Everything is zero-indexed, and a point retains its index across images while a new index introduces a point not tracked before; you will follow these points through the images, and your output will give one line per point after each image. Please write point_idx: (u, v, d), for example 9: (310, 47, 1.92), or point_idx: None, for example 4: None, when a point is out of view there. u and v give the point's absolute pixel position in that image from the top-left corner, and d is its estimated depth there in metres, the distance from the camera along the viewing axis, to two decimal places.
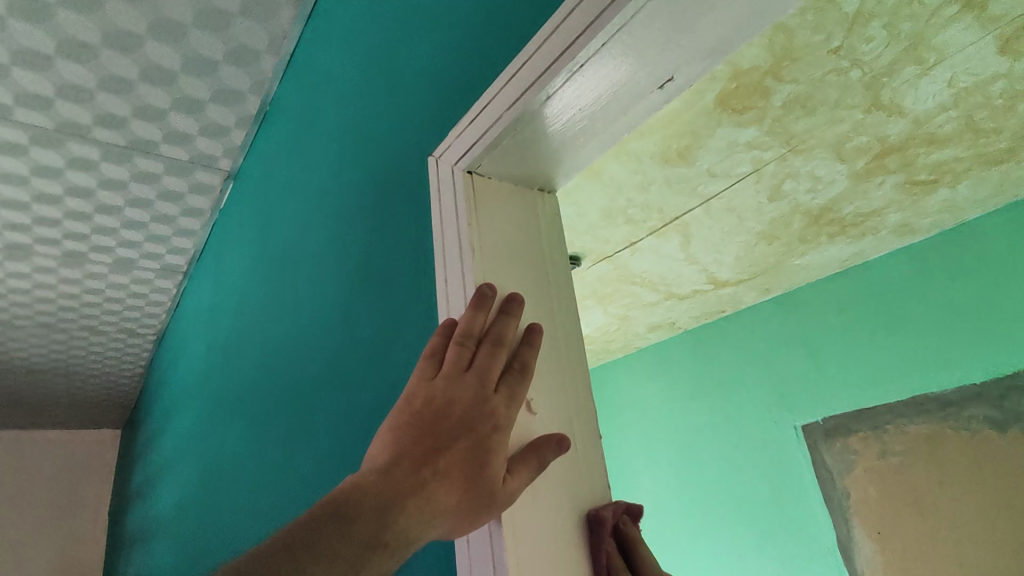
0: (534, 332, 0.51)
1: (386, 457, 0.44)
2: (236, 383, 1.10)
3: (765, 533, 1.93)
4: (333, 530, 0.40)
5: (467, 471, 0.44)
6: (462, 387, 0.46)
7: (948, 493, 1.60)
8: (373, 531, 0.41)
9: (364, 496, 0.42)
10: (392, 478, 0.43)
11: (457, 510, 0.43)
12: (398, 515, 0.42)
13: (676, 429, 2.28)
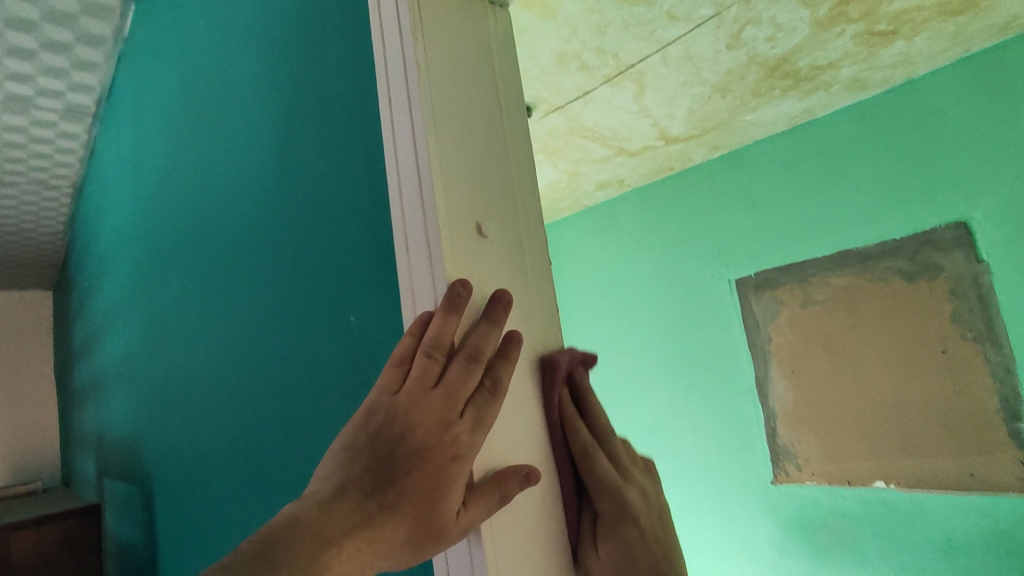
0: (511, 343, 0.47)
1: (334, 484, 0.43)
2: (170, 233, 1.05)
3: (695, 375, 2.15)
4: (257, 573, 0.38)
5: (420, 504, 0.42)
6: (425, 408, 0.43)
7: (856, 335, 1.77)
8: (303, 575, 0.39)
9: (300, 532, 0.40)
10: (334, 512, 0.41)
11: (402, 547, 0.42)
12: (334, 558, 0.40)
13: (621, 284, 2.40)
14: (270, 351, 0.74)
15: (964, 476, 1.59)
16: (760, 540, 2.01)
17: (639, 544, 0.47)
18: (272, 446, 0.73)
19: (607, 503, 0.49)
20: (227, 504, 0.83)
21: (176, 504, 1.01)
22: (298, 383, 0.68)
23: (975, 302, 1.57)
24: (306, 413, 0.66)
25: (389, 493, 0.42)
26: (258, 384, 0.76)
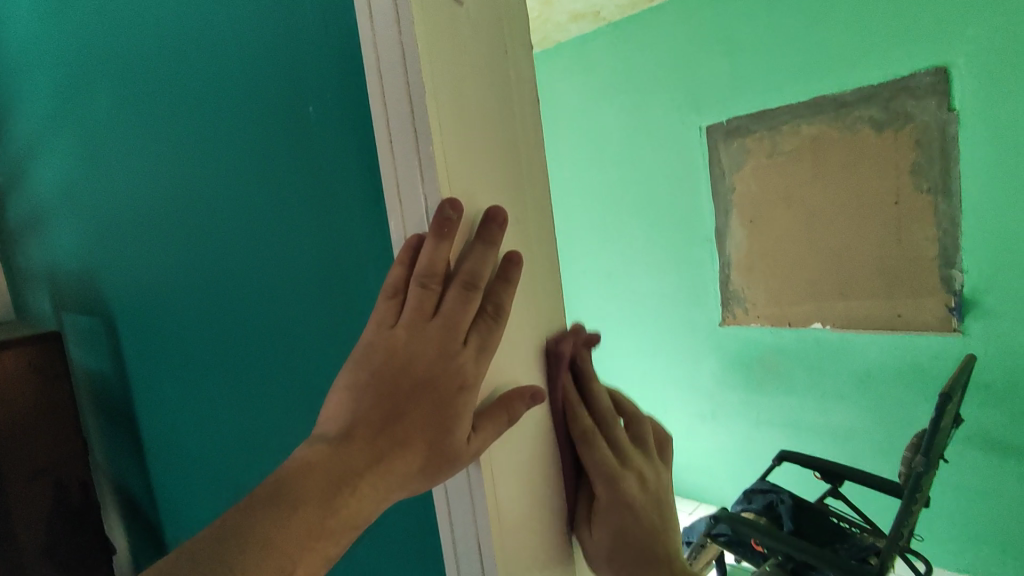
0: (511, 264, 0.44)
1: (341, 423, 0.41)
2: (89, 45, 0.92)
3: (658, 224, 2.18)
4: (269, 518, 0.37)
5: (426, 437, 0.41)
6: (425, 342, 0.41)
7: (817, 185, 1.79)
8: (318, 515, 0.37)
9: (312, 473, 0.38)
10: (345, 452, 0.40)
11: (415, 477, 0.41)
12: (348, 497, 0.39)
13: (589, 130, 2.32)
14: (229, 186, 0.69)
15: (892, 316, 1.73)
16: (703, 374, 2.20)
17: (632, 526, 0.48)
18: (243, 285, 0.72)
19: (603, 493, 0.49)
20: (201, 342, 0.84)
21: (144, 342, 1.01)
22: (263, 213, 0.65)
23: (936, 153, 1.59)
24: (279, 250, 0.64)
25: (396, 429, 0.41)
26: (219, 220, 0.73)
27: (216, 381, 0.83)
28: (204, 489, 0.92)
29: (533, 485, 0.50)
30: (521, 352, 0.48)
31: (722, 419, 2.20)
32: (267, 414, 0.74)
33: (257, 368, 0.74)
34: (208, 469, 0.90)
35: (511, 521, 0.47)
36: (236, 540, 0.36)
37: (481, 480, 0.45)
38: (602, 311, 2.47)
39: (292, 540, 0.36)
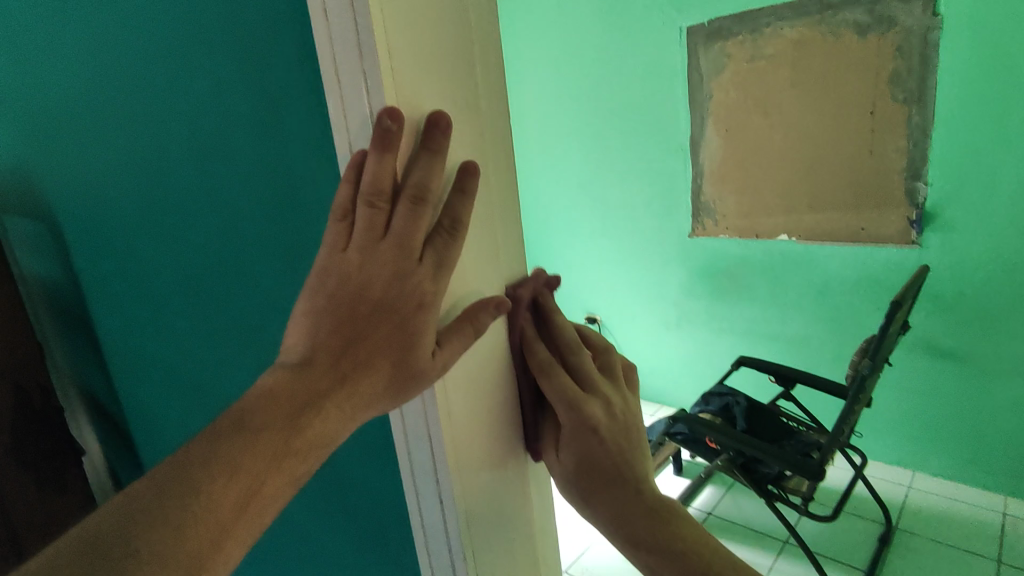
0: (466, 173, 0.42)
1: (301, 349, 0.41)
2: None
3: (632, 132, 2.13)
4: (236, 440, 0.38)
5: (388, 357, 0.41)
6: (379, 262, 0.39)
7: (794, 93, 1.75)
8: (285, 436, 0.39)
9: (276, 399, 0.40)
10: (307, 376, 0.40)
11: (380, 395, 0.42)
12: (313, 419, 0.40)
13: (564, 28, 2.18)
14: (147, 86, 0.62)
15: (855, 230, 1.77)
16: (670, 284, 2.25)
17: (597, 450, 0.45)
18: (182, 191, 0.67)
19: (568, 419, 0.46)
20: (144, 252, 0.79)
21: (79, 248, 0.94)
22: (195, 123, 0.60)
23: (916, 61, 1.55)
24: (216, 155, 0.59)
25: (357, 351, 0.41)
26: (142, 126, 0.66)
27: (168, 291, 0.80)
28: (170, 399, 0.92)
29: (493, 408, 0.50)
30: (481, 271, 0.47)
31: (686, 327, 2.27)
32: (224, 327, 0.72)
33: (208, 280, 0.70)
34: (173, 380, 0.89)
35: (472, 438, 0.48)
36: (205, 460, 0.37)
37: (434, 401, 0.45)
38: (574, 221, 2.46)
39: (259, 459, 0.38)
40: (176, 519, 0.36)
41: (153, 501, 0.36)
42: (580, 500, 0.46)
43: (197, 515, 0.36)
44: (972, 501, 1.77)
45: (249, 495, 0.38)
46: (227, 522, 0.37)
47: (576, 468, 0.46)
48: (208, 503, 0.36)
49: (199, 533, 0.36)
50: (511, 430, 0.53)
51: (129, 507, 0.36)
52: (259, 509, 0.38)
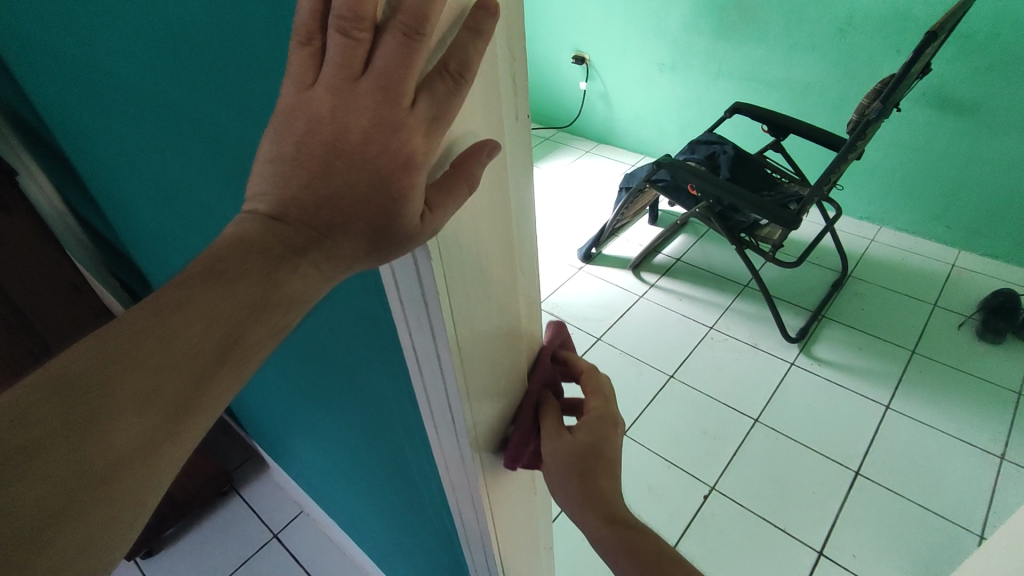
0: (485, 11, 0.28)
1: (271, 197, 0.32)
2: None
3: None
4: (205, 289, 0.30)
5: (370, 221, 0.31)
6: (357, 109, 0.29)
7: None
8: (258, 290, 0.31)
9: (246, 253, 0.31)
10: (278, 232, 0.31)
11: (363, 261, 0.33)
12: (290, 274, 0.32)
13: None
14: None
15: None
16: (672, 17, 1.98)
17: (613, 434, 0.47)
18: None
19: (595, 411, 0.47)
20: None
21: None
22: None
23: None
24: None
25: (332, 212, 0.31)
26: None
27: (65, 64, 0.63)
28: (106, 180, 0.82)
29: (497, 291, 0.41)
30: (483, 121, 0.33)
31: (681, 70, 2.08)
32: (140, 118, 0.59)
33: (113, 60, 0.55)
34: (102, 162, 0.78)
35: (479, 321, 0.40)
36: (168, 311, 0.30)
37: (437, 295, 0.35)
38: None
39: (232, 307, 0.30)
40: (136, 384, 0.28)
41: (113, 348, 0.28)
42: (584, 477, 0.45)
43: (170, 363, 0.29)
44: (928, 254, 1.88)
45: (228, 344, 0.31)
46: (205, 371, 0.30)
47: (576, 462, 0.45)
48: (181, 349, 0.29)
49: (169, 394, 0.29)
50: (516, 311, 0.44)
51: (84, 355, 0.28)
52: (240, 362, 0.31)
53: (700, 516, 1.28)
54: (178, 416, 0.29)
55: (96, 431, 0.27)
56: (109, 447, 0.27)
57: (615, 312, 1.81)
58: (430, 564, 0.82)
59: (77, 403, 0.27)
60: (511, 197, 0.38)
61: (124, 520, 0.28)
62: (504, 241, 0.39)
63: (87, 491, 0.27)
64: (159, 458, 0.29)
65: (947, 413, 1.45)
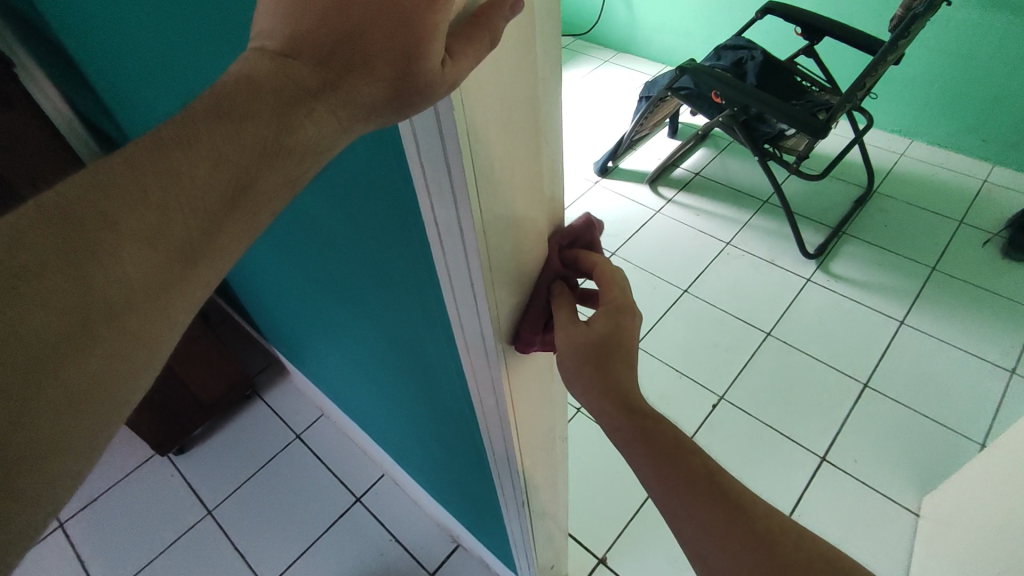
0: None
1: (281, 33, 0.30)
2: None
3: None
4: (211, 129, 0.30)
5: (388, 63, 0.29)
6: None
7: None
8: (267, 134, 0.30)
9: (255, 94, 0.30)
10: (289, 71, 0.30)
11: (381, 110, 0.31)
12: (302, 119, 0.31)
13: None
14: None
15: None
16: None
17: (627, 329, 0.45)
18: None
19: (609, 308, 0.45)
20: None
21: None
22: None
23: None
24: None
25: (351, 54, 0.30)
26: None
27: None
28: (103, 71, 0.79)
29: (519, 165, 0.38)
30: None
31: None
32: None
33: None
34: (97, 51, 0.74)
35: (504, 201, 0.38)
36: (173, 148, 0.29)
37: (462, 158, 0.32)
38: None
39: (239, 151, 0.30)
40: (143, 220, 0.28)
41: (116, 184, 0.28)
42: (594, 368, 0.44)
43: (177, 203, 0.29)
44: (959, 169, 1.82)
45: (234, 191, 0.30)
46: (215, 214, 0.30)
47: (592, 350, 0.44)
48: (188, 189, 0.29)
49: (179, 233, 0.29)
50: (540, 194, 0.42)
51: (88, 188, 0.28)
52: (249, 211, 0.31)
53: (708, 422, 1.32)
54: (189, 257, 0.30)
55: (109, 260, 0.27)
56: (121, 278, 0.28)
57: (631, 227, 1.78)
58: (449, 456, 0.84)
59: (85, 233, 0.27)
60: (539, 64, 0.35)
61: (135, 356, 0.28)
62: (528, 105, 0.35)
63: (105, 320, 0.27)
64: (170, 298, 0.29)
65: (963, 328, 1.45)
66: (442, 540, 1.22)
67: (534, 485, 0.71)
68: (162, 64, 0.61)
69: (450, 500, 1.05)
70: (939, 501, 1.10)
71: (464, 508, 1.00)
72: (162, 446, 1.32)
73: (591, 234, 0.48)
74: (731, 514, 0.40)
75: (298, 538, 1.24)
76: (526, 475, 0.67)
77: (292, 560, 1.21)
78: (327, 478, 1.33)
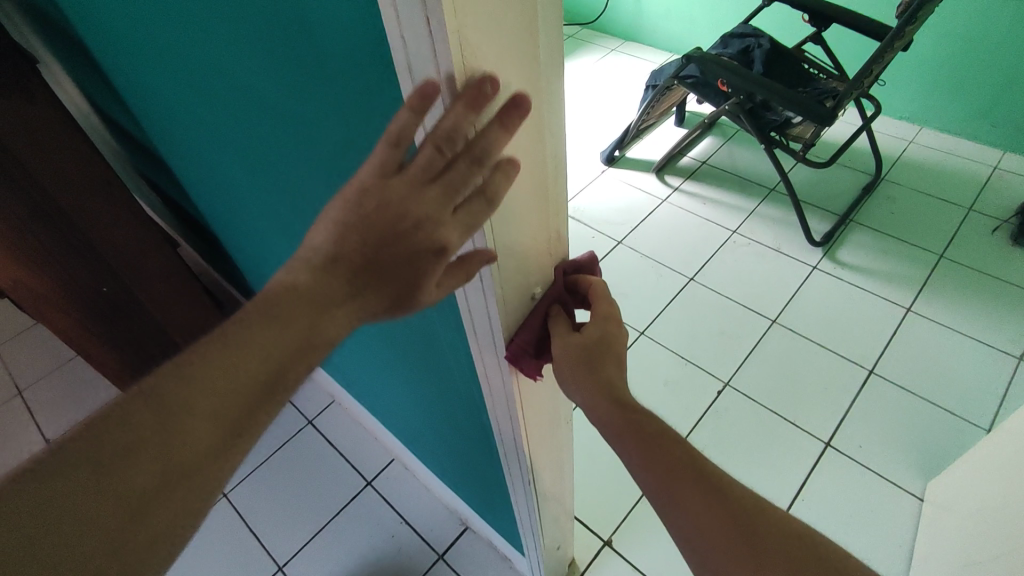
0: None
1: (323, 244, 0.37)
2: None
3: None
4: (260, 326, 0.36)
5: (401, 270, 0.37)
6: None
7: None
8: (304, 330, 0.36)
9: (296, 295, 0.36)
10: (327, 275, 0.37)
11: (384, 299, 0.38)
12: (332, 315, 0.37)
13: None
14: None
15: None
16: None
17: (617, 344, 0.49)
18: None
19: (605, 328, 0.49)
20: None
21: None
22: None
23: None
24: None
25: None
26: None
27: None
28: (119, 63, 0.81)
29: (522, 168, 0.39)
30: None
31: None
32: None
33: None
34: (114, 43, 0.76)
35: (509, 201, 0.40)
36: (228, 340, 0.35)
37: (465, 143, 0.34)
38: None
39: (280, 347, 0.36)
40: (198, 405, 0.33)
41: (185, 376, 0.34)
42: (588, 373, 0.47)
43: (228, 390, 0.34)
44: (968, 155, 1.81)
45: (274, 379, 0.36)
46: (256, 400, 0.35)
47: (585, 353, 0.48)
48: (236, 379, 0.34)
49: (225, 417, 0.34)
50: (547, 198, 0.44)
51: (160, 382, 0.34)
52: (283, 394, 0.36)
53: (713, 408, 1.33)
54: (233, 436, 0.34)
55: (171, 441, 0.33)
56: (179, 456, 0.33)
57: (637, 216, 1.79)
58: (457, 438, 0.86)
59: (154, 420, 0.33)
60: (544, 74, 0.36)
61: (184, 518, 0.33)
62: (532, 114, 0.37)
63: (161, 490, 0.32)
64: (214, 470, 0.34)
65: (969, 315, 1.45)
66: (451, 522, 1.25)
67: (539, 466, 0.73)
68: (180, 58, 0.63)
69: (459, 483, 1.07)
70: (942, 485, 1.11)
71: (472, 490, 1.02)
72: None
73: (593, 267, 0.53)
74: (708, 495, 0.42)
75: (309, 522, 1.27)
76: (531, 456, 0.69)
77: (304, 543, 1.24)
78: (337, 463, 1.36)
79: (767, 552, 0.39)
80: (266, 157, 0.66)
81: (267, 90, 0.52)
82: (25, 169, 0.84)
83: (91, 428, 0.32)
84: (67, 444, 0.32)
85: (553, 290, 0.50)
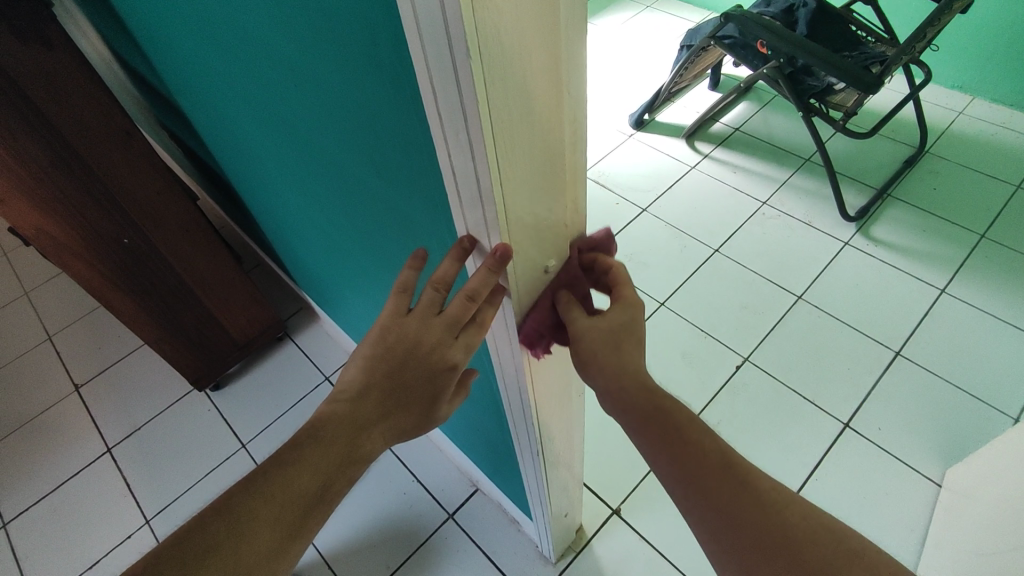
0: None
1: (356, 380, 0.47)
2: None
3: None
4: (313, 450, 0.46)
5: (417, 398, 0.48)
6: None
7: None
8: (346, 447, 0.46)
9: (337, 423, 0.46)
10: (359, 406, 0.47)
11: (406, 417, 0.49)
12: (368, 436, 0.47)
13: None
14: None
15: None
16: None
17: (634, 322, 0.47)
18: None
19: (619, 311, 0.47)
20: None
21: None
22: None
23: None
24: None
25: None
26: None
27: None
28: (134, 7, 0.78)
29: (536, 130, 0.36)
30: None
31: None
32: None
33: None
34: None
35: (523, 163, 0.37)
36: (287, 462, 0.45)
37: (475, 104, 0.31)
38: None
39: (328, 464, 0.46)
40: (265, 512, 0.43)
41: (254, 493, 0.43)
42: (606, 351, 0.45)
43: (289, 499, 0.44)
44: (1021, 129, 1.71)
45: (322, 488, 0.45)
46: (309, 505, 0.45)
47: (606, 334, 0.46)
48: (295, 491, 0.44)
49: (286, 520, 0.43)
50: (564, 158, 0.41)
51: (239, 495, 0.43)
52: (327, 502, 0.46)
53: (731, 382, 1.31)
54: (293, 534, 0.43)
55: (247, 540, 0.42)
56: (252, 550, 0.41)
57: (664, 183, 1.74)
58: (470, 404, 0.86)
59: (233, 524, 0.42)
60: (562, 20, 0.33)
61: None
62: (550, 71, 0.34)
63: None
64: (278, 561, 0.43)
65: (1007, 299, 1.39)
66: (462, 485, 1.26)
67: (549, 436, 0.73)
68: (194, 7, 0.61)
69: (470, 446, 1.07)
70: (963, 471, 1.08)
71: (483, 455, 1.03)
72: (201, 380, 1.39)
73: (609, 244, 0.50)
74: (739, 490, 0.41)
75: None
76: (541, 428, 0.68)
77: None
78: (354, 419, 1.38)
79: (803, 535, 0.39)
80: (283, 114, 0.64)
81: (277, 42, 0.50)
82: (42, 115, 0.83)
83: (184, 534, 0.41)
84: (169, 544, 0.41)
85: (567, 272, 0.48)
